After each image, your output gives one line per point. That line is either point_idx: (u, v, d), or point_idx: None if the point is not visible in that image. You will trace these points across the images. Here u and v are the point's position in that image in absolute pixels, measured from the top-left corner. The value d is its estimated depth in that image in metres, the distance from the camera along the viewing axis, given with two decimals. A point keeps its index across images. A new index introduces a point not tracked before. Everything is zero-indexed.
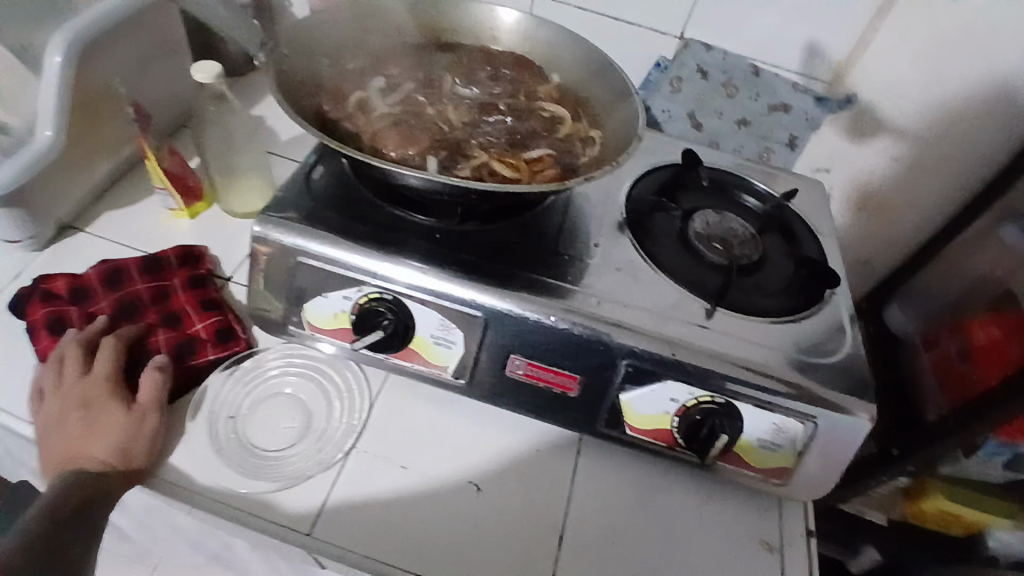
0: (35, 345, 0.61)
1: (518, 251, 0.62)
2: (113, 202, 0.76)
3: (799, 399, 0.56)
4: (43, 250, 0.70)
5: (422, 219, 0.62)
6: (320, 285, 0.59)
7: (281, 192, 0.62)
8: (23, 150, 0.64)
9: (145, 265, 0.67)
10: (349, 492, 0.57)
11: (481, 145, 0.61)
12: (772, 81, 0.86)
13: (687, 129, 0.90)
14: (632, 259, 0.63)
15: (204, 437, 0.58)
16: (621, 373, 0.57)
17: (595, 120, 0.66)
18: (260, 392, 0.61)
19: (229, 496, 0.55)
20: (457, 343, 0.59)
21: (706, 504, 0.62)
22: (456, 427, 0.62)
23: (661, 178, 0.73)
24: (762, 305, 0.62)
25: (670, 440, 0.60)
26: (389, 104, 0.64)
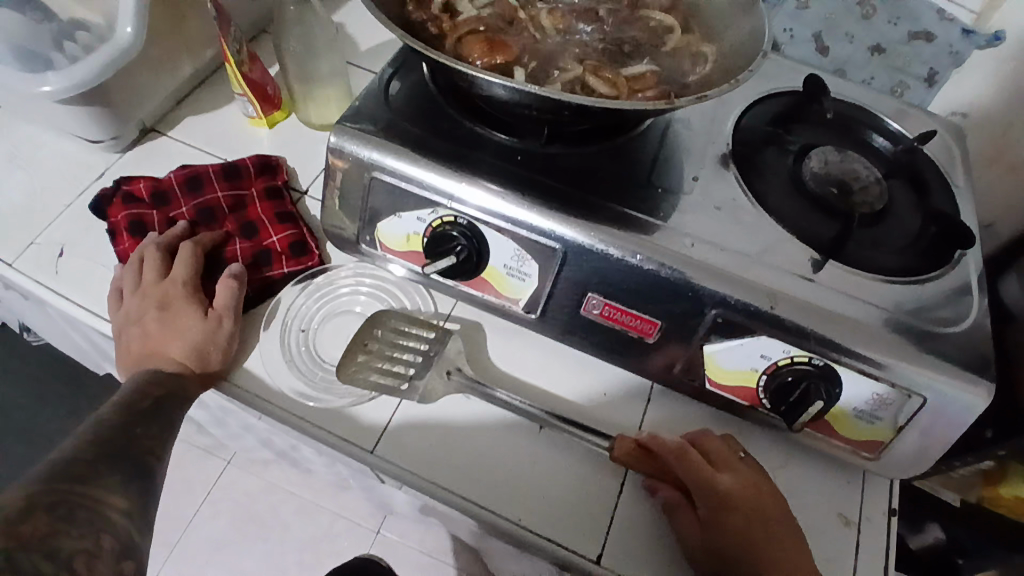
0: (119, 245, 0.62)
1: (605, 180, 0.56)
2: (194, 106, 0.75)
3: (912, 368, 0.50)
4: (124, 152, 0.71)
5: (505, 138, 0.57)
6: (394, 204, 0.56)
7: (358, 102, 0.58)
8: (104, 44, 0.63)
9: (223, 172, 0.66)
10: (412, 415, 0.56)
11: (576, 57, 0.55)
12: (916, 4, 0.73)
13: (810, 53, 0.81)
14: (735, 198, 0.57)
15: (276, 346, 0.58)
16: (707, 322, 0.52)
17: (709, 32, 0.58)
18: (331, 307, 0.61)
19: (298, 408, 0.55)
20: (532, 275, 0.55)
21: (781, 468, 0.58)
22: (523, 360, 0.60)
23: (776, 107, 0.65)
24: (880, 261, 0.55)
25: (754, 399, 0.55)
26: (478, 8, 0.58)
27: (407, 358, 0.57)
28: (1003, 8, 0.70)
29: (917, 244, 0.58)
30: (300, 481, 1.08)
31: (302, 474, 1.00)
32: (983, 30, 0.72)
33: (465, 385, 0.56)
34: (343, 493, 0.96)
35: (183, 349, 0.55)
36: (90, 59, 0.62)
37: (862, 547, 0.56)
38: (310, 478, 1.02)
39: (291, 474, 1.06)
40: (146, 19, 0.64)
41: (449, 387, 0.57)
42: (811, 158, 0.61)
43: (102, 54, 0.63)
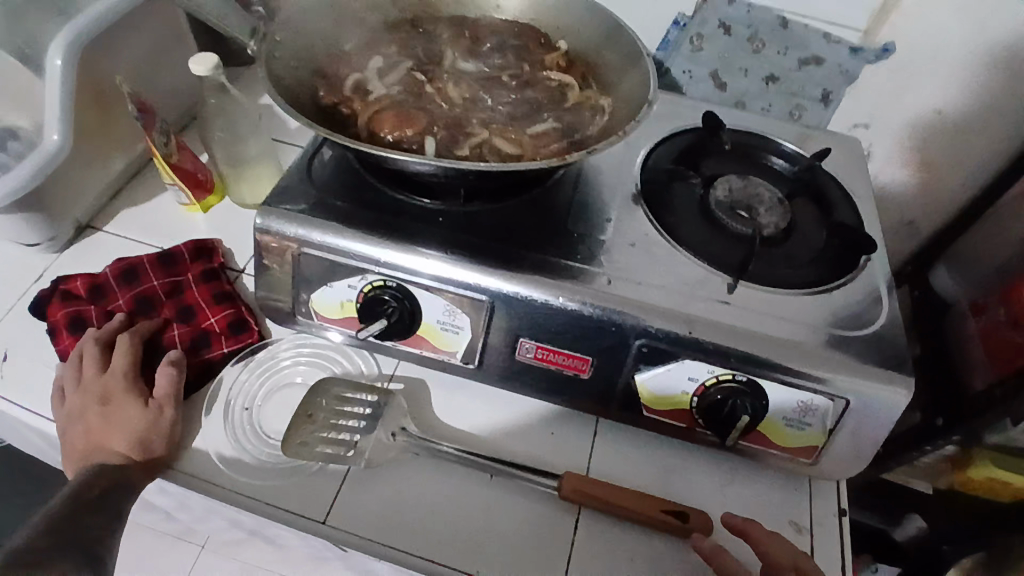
0: (58, 344, 0.63)
1: (525, 230, 0.60)
2: (130, 199, 0.76)
3: (826, 374, 0.53)
4: (61, 252, 0.72)
5: (426, 202, 0.60)
6: (325, 274, 0.58)
7: (285, 181, 0.61)
8: (33, 152, 0.66)
9: (160, 261, 0.67)
10: (363, 481, 0.56)
11: (483, 122, 0.59)
12: (801, 34, 0.80)
13: (710, 90, 0.87)
14: (647, 233, 0.60)
15: (220, 428, 0.58)
16: (634, 353, 0.55)
17: (605, 84, 0.63)
18: (273, 382, 0.61)
19: (247, 488, 0.55)
20: (464, 328, 0.57)
21: (730, 486, 0.59)
22: (468, 411, 0.61)
23: (680, 144, 0.70)
24: (788, 277, 0.59)
25: (690, 421, 0.57)
26: (388, 84, 0.62)
27: (351, 424, 0.57)
28: (891, 21, 0.77)
29: (821, 255, 0.63)
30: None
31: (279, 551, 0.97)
32: (871, 45, 0.79)
33: (412, 444, 0.57)
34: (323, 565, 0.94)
35: (125, 442, 0.54)
36: (20, 167, 0.65)
37: (819, 556, 0.57)
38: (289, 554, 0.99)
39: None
40: (72, 123, 0.67)
41: (394, 447, 0.58)
42: (716, 187, 0.65)
43: (31, 162, 0.65)
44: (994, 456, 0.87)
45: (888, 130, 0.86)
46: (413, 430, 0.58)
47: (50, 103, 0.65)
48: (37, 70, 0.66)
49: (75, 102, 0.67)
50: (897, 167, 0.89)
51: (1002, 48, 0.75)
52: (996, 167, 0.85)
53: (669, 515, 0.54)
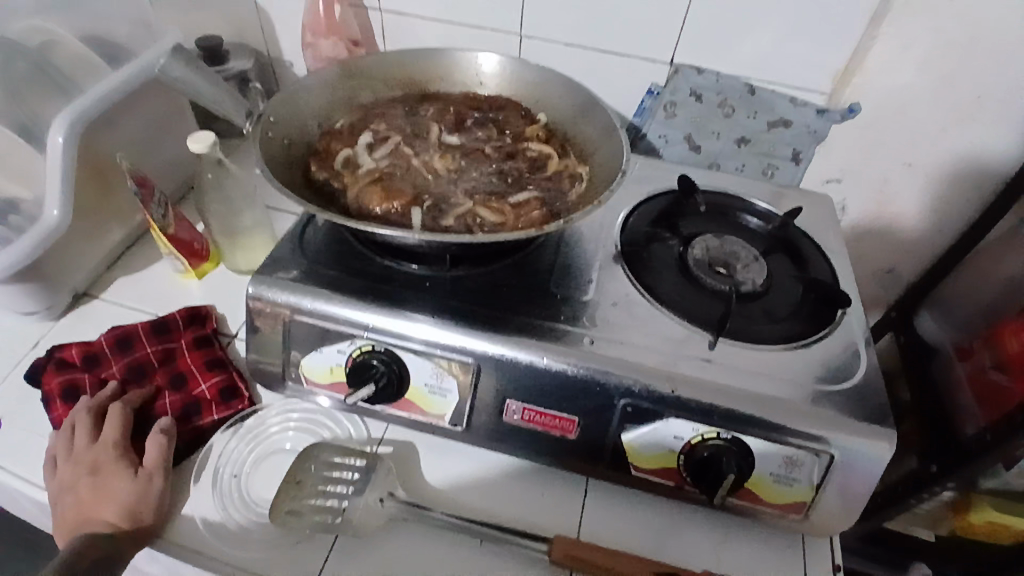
0: (51, 413, 0.63)
1: (509, 293, 0.62)
2: (127, 267, 0.78)
3: (809, 430, 0.54)
4: (59, 320, 0.73)
5: (413, 268, 0.62)
6: (314, 340, 0.59)
7: (277, 250, 0.63)
8: (32, 228, 0.67)
9: (154, 328, 0.69)
10: (351, 549, 0.55)
11: (467, 191, 0.63)
12: (769, 99, 0.85)
13: (686, 152, 0.91)
14: (628, 293, 0.63)
15: (209, 497, 0.58)
16: (618, 413, 0.56)
17: (582, 155, 0.67)
18: (263, 448, 0.61)
19: (234, 559, 0.54)
20: (452, 390, 0.58)
21: (722, 544, 0.59)
22: (456, 473, 0.61)
23: (657, 207, 0.74)
24: (767, 333, 0.61)
25: (678, 479, 0.57)
26: (377, 158, 0.65)
27: (339, 490, 0.57)
28: (853, 83, 0.80)
29: (798, 310, 0.65)
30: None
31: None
32: (837, 106, 0.83)
33: (400, 510, 0.57)
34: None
35: (115, 511, 0.54)
36: (20, 243, 0.66)
37: None
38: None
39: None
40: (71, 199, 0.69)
41: (382, 514, 0.57)
42: (693, 246, 0.68)
43: (31, 238, 0.66)
44: (997, 503, 0.90)
45: (859, 185, 0.89)
46: (401, 495, 0.58)
47: (51, 179, 0.67)
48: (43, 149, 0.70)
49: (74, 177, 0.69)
50: (872, 219, 0.92)
51: (961, 107, 0.79)
52: (966, 219, 0.88)
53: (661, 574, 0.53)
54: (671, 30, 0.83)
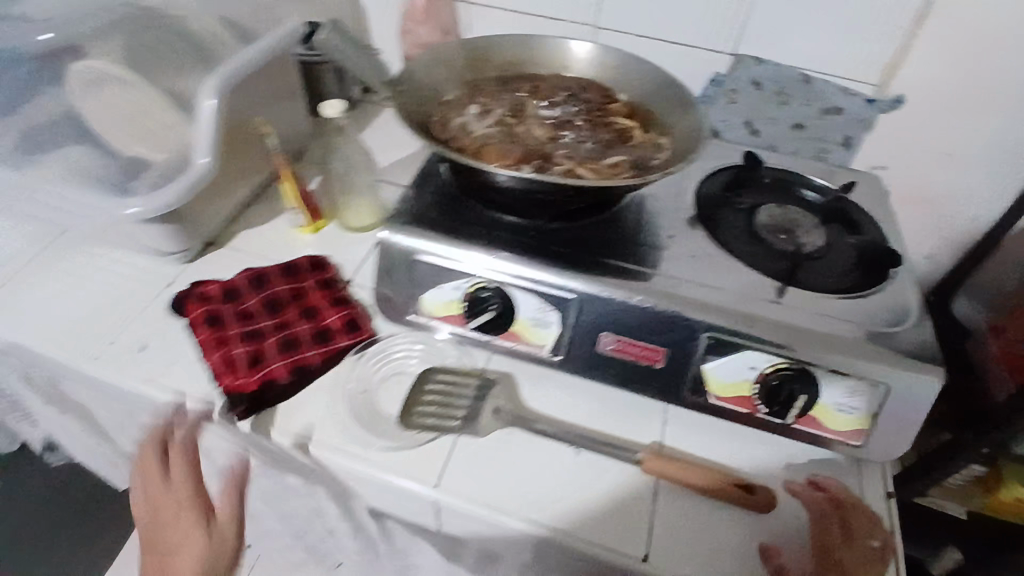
0: (197, 336, 0.72)
1: (602, 243, 0.71)
2: (247, 222, 0.88)
3: (870, 364, 0.61)
4: (190, 263, 0.83)
5: (517, 221, 0.72)
6: (435, 277, 0.69)
7: (401, 204, 0.73)
8: (185, 174, 0.74)
9: (284, 270, 0.79)
10: (469, 453, 0.65)
11: (565, 155, 0.71)
12: (822, 89, 0.93)
13: (744, 135, 1.00)
14: (706, 247, 0.71)
15: (342, 407, 0.68)
16: (702, 344, 0.64)
17: (663, 128, 0.75)
18: (386, 370, 0.71)
19: (368, 455, 0.64)
20: (554, 322, 0.67)
21: (787, 467, 0.67)
22: (553, 399, 0.70)
23: (726, 178, 0.81)
24: (830, 283, 0.69)
25: (750, 406, 0.66)
26: (485, 127, 0.73)
27: (460, 403, 0.68)
28: (898, 76, 0.89)
29: (857, 267, 0.72)
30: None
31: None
32: (885, 97, 0.91)
33: (511, 419, 0.67)
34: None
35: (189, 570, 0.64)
36: (175, 186, 0.73)
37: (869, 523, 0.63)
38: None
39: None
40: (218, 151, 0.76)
41: (495, 424, 0.67)
42: (758, 213, 0.76)
43: (182, 182, 0.73)
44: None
45: (902, 172, 0.97)
46: (508, 409, 0.68)
47: (203, 132, 0.74)
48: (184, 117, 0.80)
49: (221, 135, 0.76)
50: (914, 204, 1.00)
51: (999, 99, 0.86)
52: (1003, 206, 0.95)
53: (738, 487, 0.62)
54: (732, 25, 0.91)
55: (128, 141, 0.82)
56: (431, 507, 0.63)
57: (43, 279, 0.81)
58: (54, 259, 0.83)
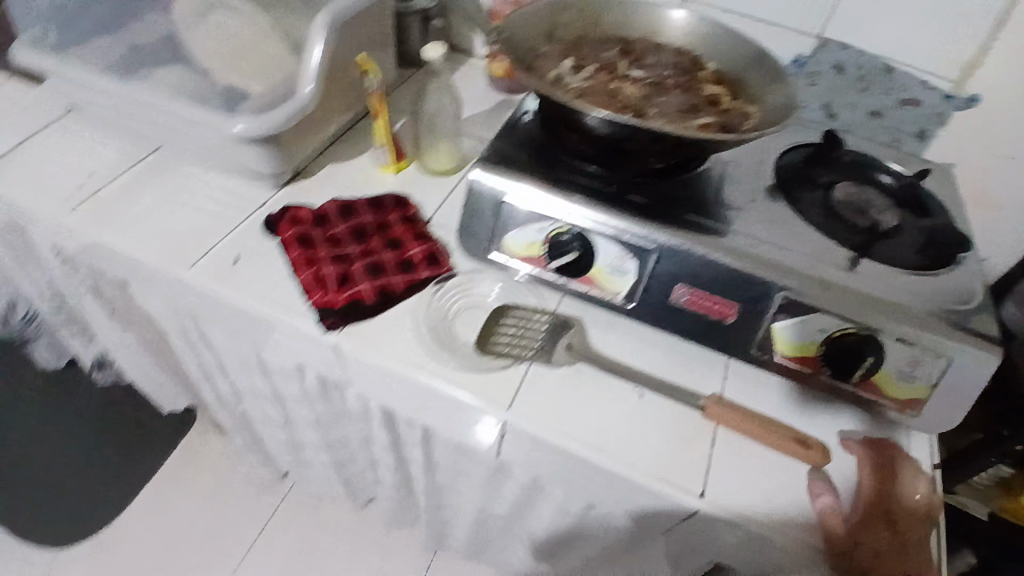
0: (290, 254, 0.78)
1: (683, 200, 0.73)
2: (333, 156, 0.92)
3: (936, 337, 0.64)
4: (280, 189, 0.87)
5: (603, 172, 0.74)
6: (521, 217, 0.72)
7: (493, 146, 0.76)
8: (291, 101, 0.77)
9: (371, 202, 0.83)
10: (540, 384, 0.70)
11: (656, 112, 0.74)
12: (904, 81, 0.94)
13: (819, 116, 1.02)
14: (783, 214, 0.74)
15: (421, 330, 0.73)
16: (776, 303, 0.66)
17: (751, 97, 0.77)
18: (463, 301, 0.76)
19: (445, 373, 0.70)
20: (631, 270, 0.70)
21: (840, 429, 0.70)
22: (620, 344, 0.74)
23: (805, 153, 0.84)
24: (901, 260, 0.71)
25: (815, 367, 0.68)
26: (580, 80, 0.77)
27: (534, 337, 0.72)
28: (977, 75, 0.89)
29: (929, 248, 0.74)
30: (397, 484, 1.19)
31: (409, 467, 1.11)
32: (961, 94, 0.92)
33: (580, 358, 0.71)
34: (449, 483, 1.07)
35: None
36: (280, 109, 0.76)
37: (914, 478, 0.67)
38: (411, 474, 1.14)
39: (389, 474, 1.17)
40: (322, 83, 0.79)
41: (566, 360, 0.72)
42: (834, 190, 0.78)
43: (289, 108, 0.76)
44: None
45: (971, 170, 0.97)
46: (579, 348, 0.72)
47: (312, 64, 0.78)
48: (290, 49, 0.85)
49: (326, 68, 0.80)
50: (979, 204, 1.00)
51: None
52: None
53: (794, 442, 0.66)
54: (821, 8, 0.93)
55: (225, 70, 0.84)
56: (499, 426, 0.70)
57: (145, 187, 0.87)
58: (154, 171, 0.89)
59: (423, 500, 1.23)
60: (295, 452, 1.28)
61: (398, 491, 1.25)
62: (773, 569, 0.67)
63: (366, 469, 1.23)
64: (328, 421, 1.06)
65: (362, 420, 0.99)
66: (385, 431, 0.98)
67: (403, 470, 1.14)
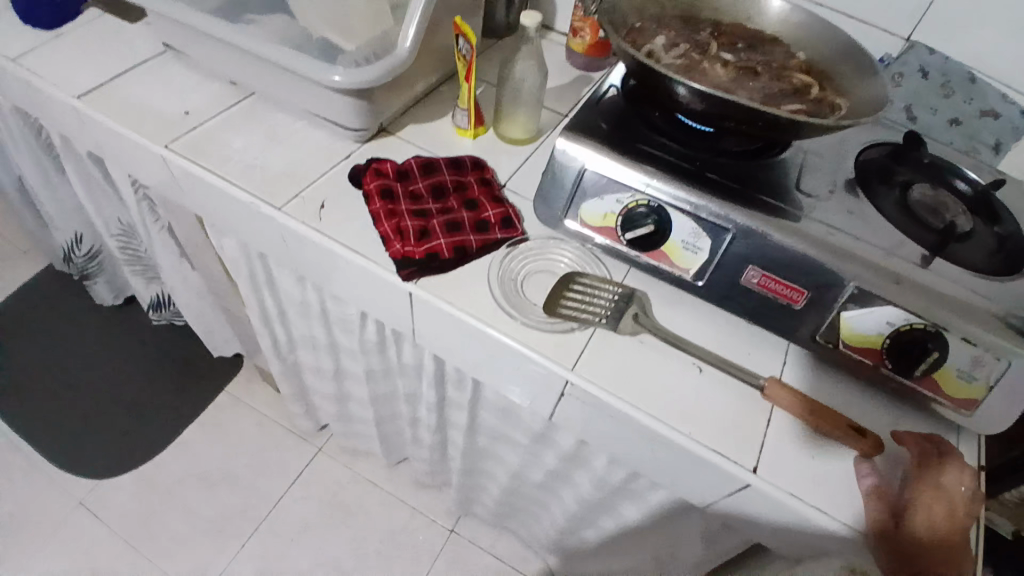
0: (371, 206, 0.81)
1: (762, 185, 0.74)
2: (414, 117, 0.95)
3: (1000, 339, 0.64)
4: (364, 143, 0.91)
5: (685, 150, 0.76)
6: (600, 188, 0.74)
7: (578, 116, 0.78)
8: (388, 57, 0.81)
9: (451, 163, 0.87)
10: (603, 349, 0.73)
11: (745, 94, 0.75)
12: (985, 89, 0.93)
13: (901, 118, 0.99)
14: (860, 207, 0.75)
15: (493, 288, 0.76)
16: (847, 293, 0.67)
17: (840, 89, 0.78)
18: (534, 265, 0.79)
19: (514, 330, 0.73)
20: (704, 249, 0.72)
21: (894, 423, 0.71)
22: (682, 320, 0.76)
23: (884, 151, 0.84)
24: (974, 263, 0.72)
25: (877, 359, 0.69)
26: (672, 57, 0.78)
27: (601, 304, 0.74)
28: None
29: (1003, 256, 0.74)
30: (434, 444, 1.23)
31: (449, 428, 1.15)
32: None
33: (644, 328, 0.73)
34: (487, 447, 1.11)
35: None
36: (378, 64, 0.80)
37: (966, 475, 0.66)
38: (450, 435, 1.17)
39: (427, 433, 1.21)
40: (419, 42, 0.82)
41: (631, 329, 0.74)
42: (910, 190, 0.79)
43: (385, 63, 0.80)
44: None
45: None
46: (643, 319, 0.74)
47: (412, 23, 0.81)
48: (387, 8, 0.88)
49: (424, 28, 0.83)
50: None
51: None
52: None
53: (851, 430, 0.67)
54: (912, 10, 0.92)
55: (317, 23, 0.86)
56: (561, 387, 0.72)
57: (237, 129, 0.91)
58: (246, 115, 0.94)
59: (457, 462, 1.26)
60: (337, 404, 1.33)
61: (433, 451, 1.28)
62: (814, 551, 0.68)
63: (405, 427, 1.27)
64: (378, 374, 1.10)
65: (414, 376, 1.03)
66: (435, 389, 1.01)
67: (443, 431, 1.17)
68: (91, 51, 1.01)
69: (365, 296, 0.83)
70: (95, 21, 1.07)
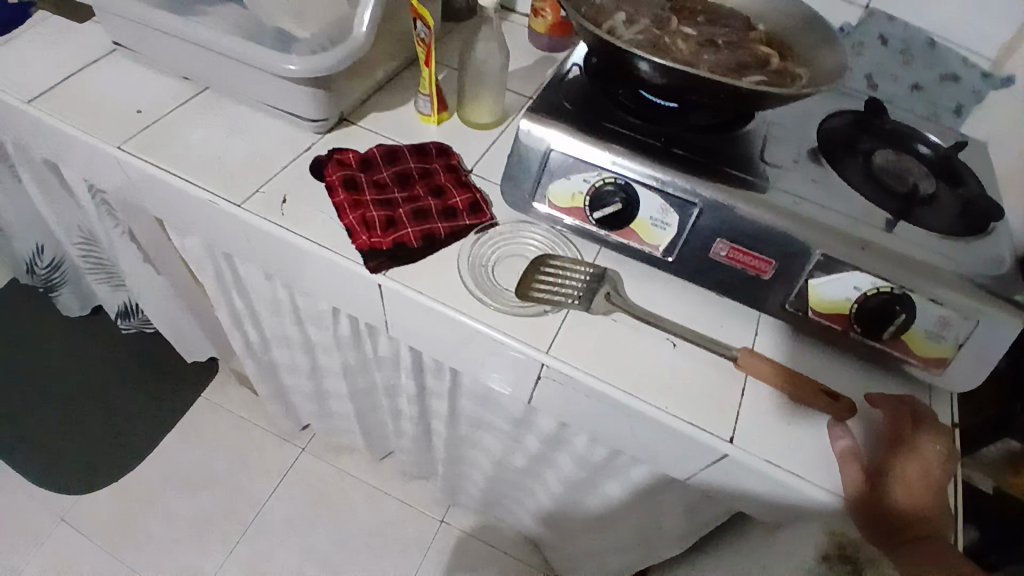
0: (335, 197, 0.80)
1: (727, 158, 0.74)
2: (377, 105, 0.94)
3: (966, 300, 0.65)
4: (325, 134, 0.89)
5: (649, 126, 0.76)
6: (566, 168, 0.74)
7: (541, 97, 0.77)
8: (344, 43, 0.79)
9: (415, 151, 0.86)
10: (577, 329, 0.73)
11: (707, 67, 0.75)
12: (945, 55, 0.94)
13: (861, 87, 1.01)
14: (825, 175, 0.75)
15: (463, 274, 0.76)
16: (814, 261, 0.68)
17: (801, 59, 0.78)
18: (503, 249, 0.79)
19: (486, 315, 0.72)
20: (672, 225, 0.72)
21: (864, 387, 0.72)
22: (654, 297, 0.76)
23: (846, 120, 0.85)
24: (936, 225, 0.72)
25: (846, 324, 0.70)
26: (633, 33, 0.78)
27: (573, 285, 0.73)
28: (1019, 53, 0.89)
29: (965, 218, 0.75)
30: (417, 435, 1.22)
31: (431, 419, 1.14)
32: (999, 73, 0.92)
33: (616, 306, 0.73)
34: (470, 435, 1.10)
35: None
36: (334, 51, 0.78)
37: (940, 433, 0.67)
38: (433, 425, 1.17)
39: (409, 425, 1.20)
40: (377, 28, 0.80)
41: (603, 309, 0.74)
42: (874, 157, 0.80)
43: (340, 50, 0.78)
44: None
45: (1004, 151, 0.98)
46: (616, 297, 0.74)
47: (368, 8, 0.79)
48: None
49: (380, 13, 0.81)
50: None
51: None
52: None
53: (826, 396, 0.67)
54: None
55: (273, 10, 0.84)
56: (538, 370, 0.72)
57: (193, 125, 0.88)
58: (202, 110, 0.91)
59: (440, 452, 1.26)
60: (317, 401, 1.31)
61: (416, 443, 1.28)
62: (790, 517, 0.70)
63: (387, 420, 1.26)
64: (355, 369, 1.09)
65: (391, 368, 1.02)
66: (413, 380, 1.01)
67: (424, 422, 1.16)
68: (35, 52, 0.97)
69: (334, 290, 0.82)
70: (41, 20, 1.03)
